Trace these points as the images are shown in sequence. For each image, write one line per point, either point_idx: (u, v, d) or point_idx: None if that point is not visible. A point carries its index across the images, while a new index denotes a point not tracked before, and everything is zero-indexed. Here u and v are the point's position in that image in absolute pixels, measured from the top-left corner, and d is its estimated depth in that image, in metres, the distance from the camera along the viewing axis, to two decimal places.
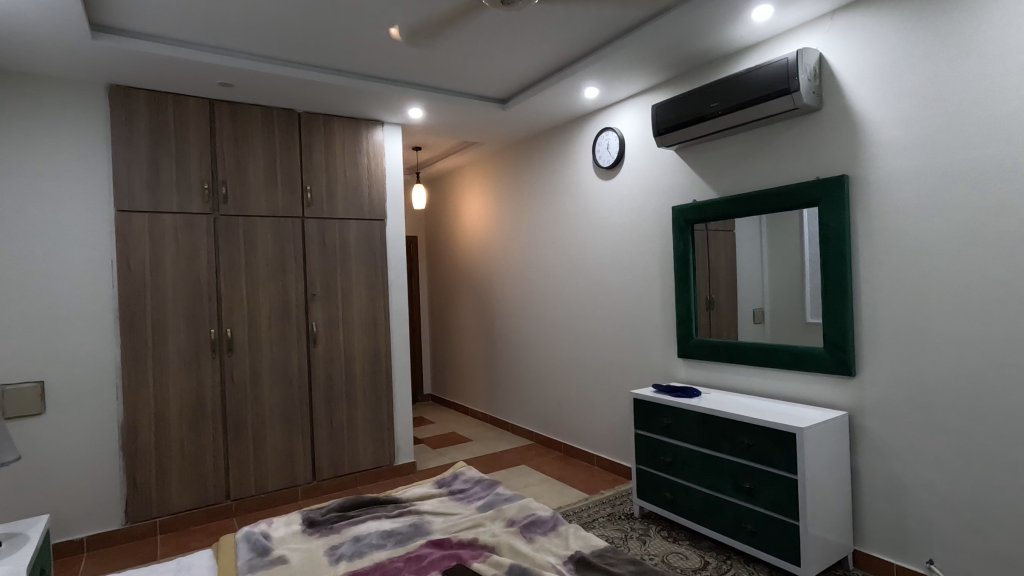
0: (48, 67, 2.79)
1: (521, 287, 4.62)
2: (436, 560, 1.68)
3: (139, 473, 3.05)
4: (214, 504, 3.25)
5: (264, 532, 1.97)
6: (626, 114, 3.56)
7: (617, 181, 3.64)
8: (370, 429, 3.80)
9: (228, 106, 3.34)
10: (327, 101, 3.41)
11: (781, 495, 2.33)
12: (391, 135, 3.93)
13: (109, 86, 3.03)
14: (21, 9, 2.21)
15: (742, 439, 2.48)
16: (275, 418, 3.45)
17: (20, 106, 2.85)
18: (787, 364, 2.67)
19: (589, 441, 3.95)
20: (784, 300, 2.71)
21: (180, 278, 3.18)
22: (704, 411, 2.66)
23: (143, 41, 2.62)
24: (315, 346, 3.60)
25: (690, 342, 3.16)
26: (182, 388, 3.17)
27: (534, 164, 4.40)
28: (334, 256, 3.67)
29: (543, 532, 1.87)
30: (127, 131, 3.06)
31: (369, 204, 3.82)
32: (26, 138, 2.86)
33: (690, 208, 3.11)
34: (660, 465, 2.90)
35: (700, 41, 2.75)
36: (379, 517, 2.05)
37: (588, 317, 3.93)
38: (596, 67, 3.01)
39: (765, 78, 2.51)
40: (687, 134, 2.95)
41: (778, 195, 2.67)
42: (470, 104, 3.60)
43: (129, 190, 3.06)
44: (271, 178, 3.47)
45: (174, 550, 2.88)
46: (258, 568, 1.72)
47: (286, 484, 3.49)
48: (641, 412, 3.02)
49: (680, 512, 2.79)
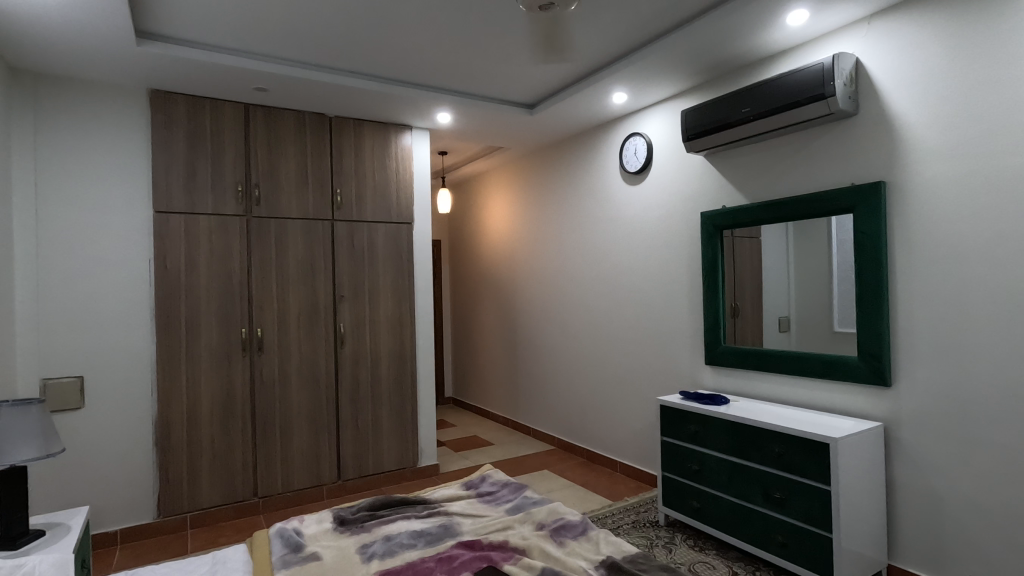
0: (93, 72, 2.88)
1: (545, 291, 4.62)
2: (468, 561, 1.69)
3: (171, 469, 3.12)
4: (242, 500, 3.31)
5: (296, 529, 1.99)
6: (654, 120, 3.55)
7: (644, 186, 3.63)
8: (394, 430, 3.83)
9: (262, 111, 3.41)
10: (359, 105, 3.47)
11: (813, 507, 2.28)
12: (419, 139, 3.98)
13: (150, 91, 3.12)
14: (72, 16, 2.30)
15: (772, 448, 2.45)
16: (302, 418, 3.49)
17: (65, 108, 2.94)
18: (818, 373, 2.63)
19: (613, 448, 3.92)
20: (815, 307, 2.67)
21: (213, 278, 3.24)
22: (733, 419, 2.63)
23: (184, 47, 2.69)
24: (342, 347, 3.64)
25: (718, 349, 3.13)
26: (213, 386, 3.23)
27: (560, 168, 4.40)
28: (362, 259, 3.72)
29: (573, 536, 1.87)
30: (166, 134, 3.14)
31: (397, 207, 3.87)
32: (71, 140, 2.95)
33: (718, 214, 3.09)
34: (687, 473, 2.87)
35: (733, 46, 2.73)
36: (409, 517, 2.07)
37: (613, 323, 3.91)
38: (626, 72, 3.01)
39: (799, 83, 2.48)
40: (717, 139, 2.94)
41: (810, 201, 2.64)
42: (499, 108, 3.63)
43: (166, 192, 3.14)
44: (302, 181, 3.53)
45: (205, 545, 2.94)
46: (292, 565, 1.75)
47: (311, 483, 3.52)
48: (667, 419, 3.00)
49: (707, 521, 2.76)
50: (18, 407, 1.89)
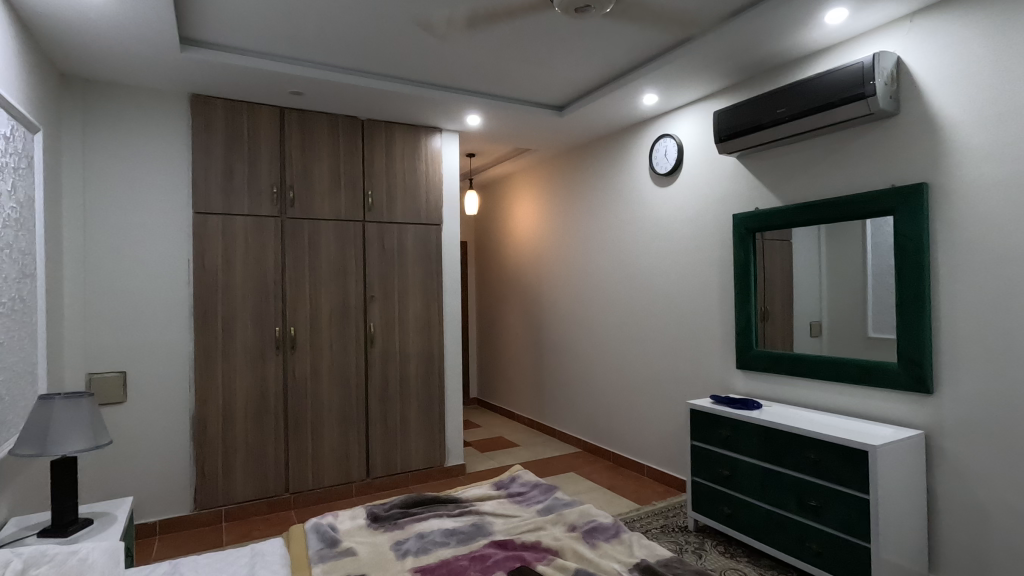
0: (139, 78, 2.99)
1: (572, 293, 4.62)
2: (501, 560, 1.70)
3: (207, 463, 3.20)
4: (274, 496, 3.37)
5: (331, 524, 2.03)
6: (685, 121, 3.53)
7: (674, 188, 3.60)
8: (422, 430, 3.87)
9: (297, 114, 3.48)
10: (391, 108, 3.52)
11: (850, 516, 2.23)
12: (448, 142, 4.03)
13: (191, 95, 3.22)
14: (122, 24, 2.39)
15: (808, 455, 2.40)
16: (333, 415, 3.55)
17: (112, 113, 3.05)
18: (855, 379, 2.57)
19: (640, 451, 3.89)
20: (852, 311, 2.62)
21: (249, 278, 3.32)
22: (766, 424, 2.59)
23: (224, 53, 2.77)
24: (372, 347, 3.70)
25: (750, 354, 3.08)
26: (248, 383, 3.31)
27: (588, 170, 4.40)
28: (392, 260, 3.78)
29: (605, 538, 1.86)
30: (206, 137, 3.23)
31: (427, 209, 3.92)
32: (117, 144, 3.06)
33: (751, 216, 3.04)
34: (717, 478, 2.84)
35: (769, 46, 2.70)
36: (441, 515, 2.09)
37: (641, 325, 3.89)
38: (658, 73, 3.00)
39: (837, 82, 2.44)
40: (750, 141, 2.91)
41: (848, 203, 2.58)
42: (528, 110, 3.65)
43: (205, 193, 3.23)
44: (335, 183, 3.59)
45: (239, 538, 3.01)
46: (328, 559, 1.78)
47: (341, 480, 3.58)
48: (698, 423, 2.97)
49: (738, 528, 2.72)
50: (70, 400, 1.96)
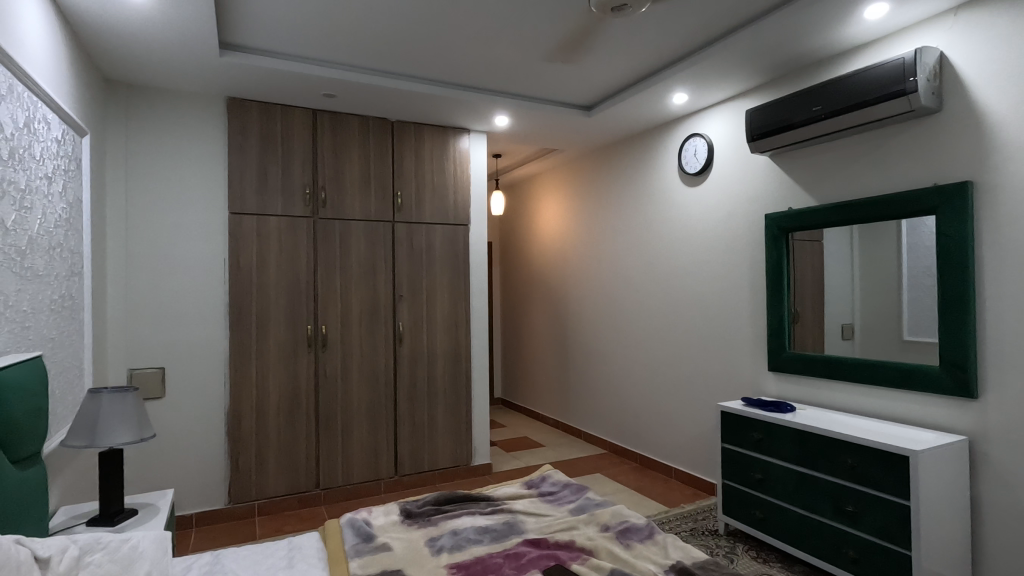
0: (179, 82, 3.08)
1: (599, 293, 4.60)
2: (535, 559, 1.70)
3: (241, 458, 3.28)
4: (305, 491, 3.43)
5: (366, 519, 2.06)
6: (716, 120, 3.49)
7: (704, 187, 3.56)
8: (449, 428, 3.90)
9: (329, 116, 3.54)
10: (420, 110, 3.56)
11: (889, 523, 2.18)
12: (476, 143, 4.05)
13: (228, 98, 3.30)
14: (165, 30, 2.46)
15: (844, 460, 2.36)
16: (362, 413, 3.60)
17: (152, 117, 3.14)
18: (894, 383, 2.51)
19: (668, 453, 3.85)
20: (891, 313, 2.56)
21: (282, 276, 3.39)
22: (800, 428, 2.55)
23: (261, 57, 2.84)
24: (400, 346, 3.74)
25: (782, 356, 3.03)
26: (281, 380, 3.37)
27: (616, 169, 4.38)
28: (420, 260, 3.82)
29: (639, 539, 1.85)
30: (241, 139, 3.31)
31: (455, 209, 3.95)
32: (158, 147, 3.15)
33: (784, 216, 2.99)
34: (750, 482, 2.80)
35: (804, 43, 2.65)
36: (473, 513, 2.10)
37: (669, 326, 3.86)
38: (689, 72, 2.97)
39: (876, 79, 2.39)
40: (783, 140, 2.86)
41: (887, 203, 2.53)
42: (557, 110, 3.65)
43: (241, 194, 3.31)
44: (365, 184, 3.64)
45: (272, 532, 3.07)
46: (365, 554, 1.81)
47: (370, 477, 3.62)
48: (729, 426, 2.93)
49: (771, 532, 2.68)
50: (117, 394, 2.03)
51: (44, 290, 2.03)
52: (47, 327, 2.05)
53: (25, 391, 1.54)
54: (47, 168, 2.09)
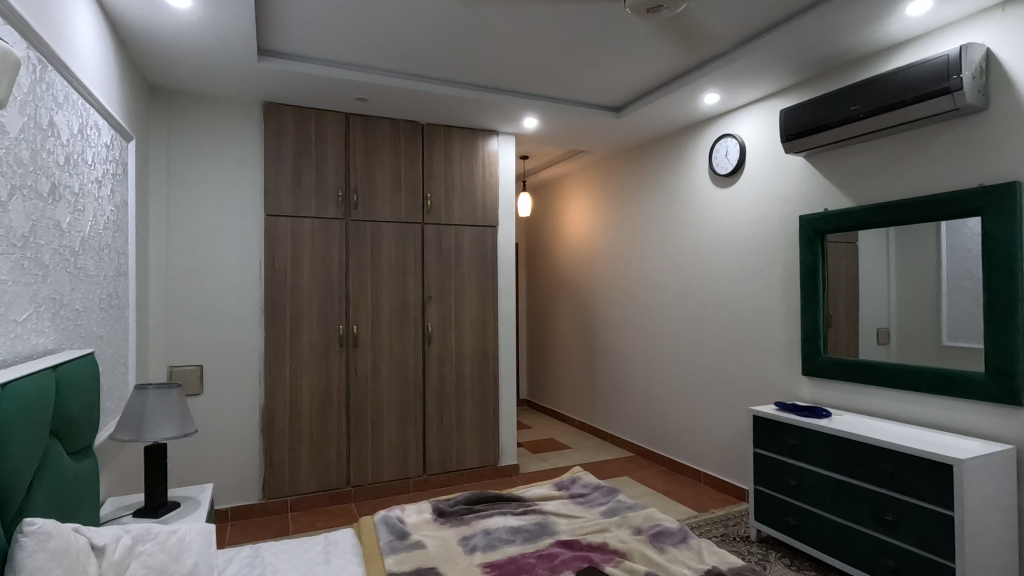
0: (218, 88, 3.17)
1: (626, 294, 4.58)
2: (569, 560, 1.71)
3: (275, 454, 3.35)
4: (336, 488, 3.49)
5: (399, 517, 2.09)
6: (748, 120, 3.44)
7: (736, 189, 3.52)
8: (477, 429, 3.93)
9: (361, 119, 3.60)
10: (450, 113, 3.60)
11: (932, 533, 2.12)
12: (505, 145, 4.08)
13: (264, 103, 3.38)
14: (206, 38, 2.54)
15: (884, 467, 2.30)
16: (392, 412, 3.65)
17: (193, 121, 3.24)
18: (936, 389, 2.44)
19: (697, 457, 3.81)
20: (932, 317, 2.49)
21: (315, 277, 3.46)
22: (837, 434, 2.50)
23: (297, 62, 2.90)
24: (429, 346, 3.78)
25: (817, 360, 2.96)
26: (313, 379, 3.44)
27: (644, 170, 4.35)
28: (449, 262, 3.86)
29: (673, 543, 1.83)
30: (277, 143, 3.39)
31: (483, 210, 3.98)
32: (199, 151, 3.25)
33: (820, 218, 2.94)
34: (783, 488, 2.75)
35: (842, 41, 2.60)
36: (505, 513, 2.11)
37: (699, 329, 3.81)
38: (722, 72, 2.94)
39: (919, 77, 2.33)
40: (819, 140, 2.81)
41: (929, 204, 2.46)
42: (586, 112, 3.64)
43: (276, 196, 3.38)
44: (396, 186, 3.70)
45: (304, 528, 3.13)
46: (399, 551, 1.83)
47: (399, 476, 3.67)
48: (762, 431, 2.88)
49: (805, 540, 2.63)
50: (161, 390, 2.10)
51: (95, 289, 2.12)
52: (97, 325, 2.13)
53: (81, 387, 1.61)
54: (98, 172, 2.18)
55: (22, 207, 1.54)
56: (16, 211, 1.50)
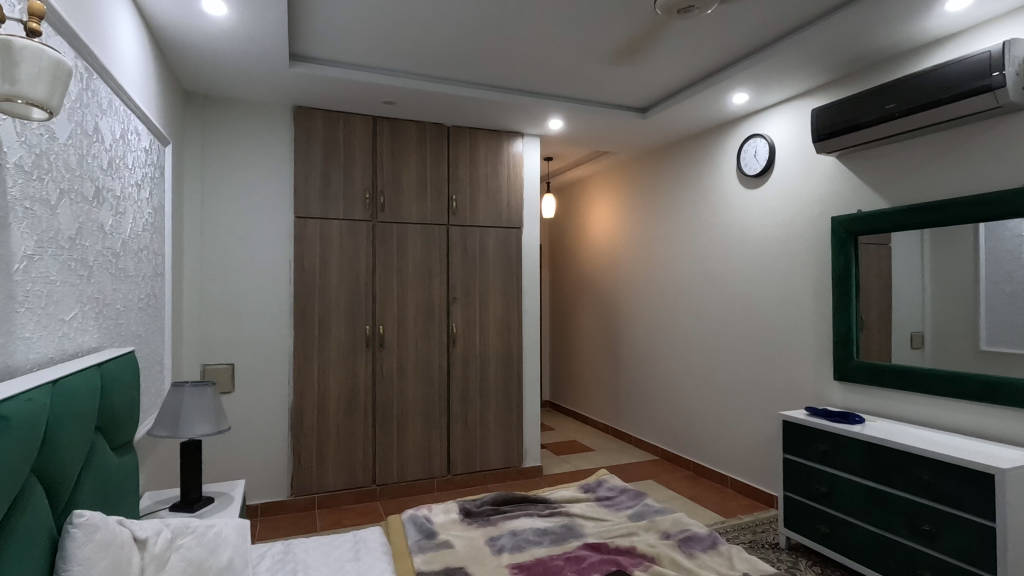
0: (251, 93, 3.24)
1: (651, 296, 4.54)
2: (597, 563, 1.70)
3: (303, 452, 3.40)
4: (362, 487, 3.53)
5: (426, 516, 2.11)
6: (778, 120, 3.39)
7: (765, 190, 3.47)
8: (501, 429, 3.94)
9: (388, 122, 3.65)
10: (476, 115, 3.62)
11: (971, 544, 2.05)
12: (530, 146, 4.08)
13: (294, 107, 3.45)
14: (240, 44, 2.60)
15: (920, 476, 2.24)
16: (417, 412, 3.68)
17: (225, 126, 3.32)
18: (977, 396, 2.37)
19: (724, 462, 3.75)
20: (972, 322, 2.41)
21: (343, 278, 3.51)
22: (871, 440, 2.44)
23: (327, 67, 2.95)
24: (454, 347, 3.81)
25: (849, 365, 2.89)
26: (340, 378, 3.49)
27: (670, 171, 4.31)
28: (473, 263, 3.88)
29: (703, 548, 1.81)
30: (306, 146, 3.45)
31: (508, 211, 3.99)
32: (231, 154, 3.33)
33: (853, 219, 2.87)
34: (814, 495, 2.70)
35: (877, 38, 2.55)
36: (531, 514, 2.12)
37: (727, 332, 3.76)
38: (751, 71, 2.90)
39: (958, 74, 2.26)
40: (852, 140, 2.75)
41: (969, 205, 2.39)
42: (612, 113, 3.63)
43: (306, 198, 3.44)
44: (422, 188, 3.73)
45: (331, 525, 3.18)
46: (427, 550, 1.85)
47: (423, 475, 3.70)
48: (793, 436, 2.83)
49: (837, 548, 2.57)
50: (197, 388, 2.15)
51: (134, 289, 2.18)
52: (136, 324, 2.20)
53: (124, 384, 1.66)
54: (137, 175, 2.25)
55: (70, 210, 1.60)
56: (64, 213, 1.56)
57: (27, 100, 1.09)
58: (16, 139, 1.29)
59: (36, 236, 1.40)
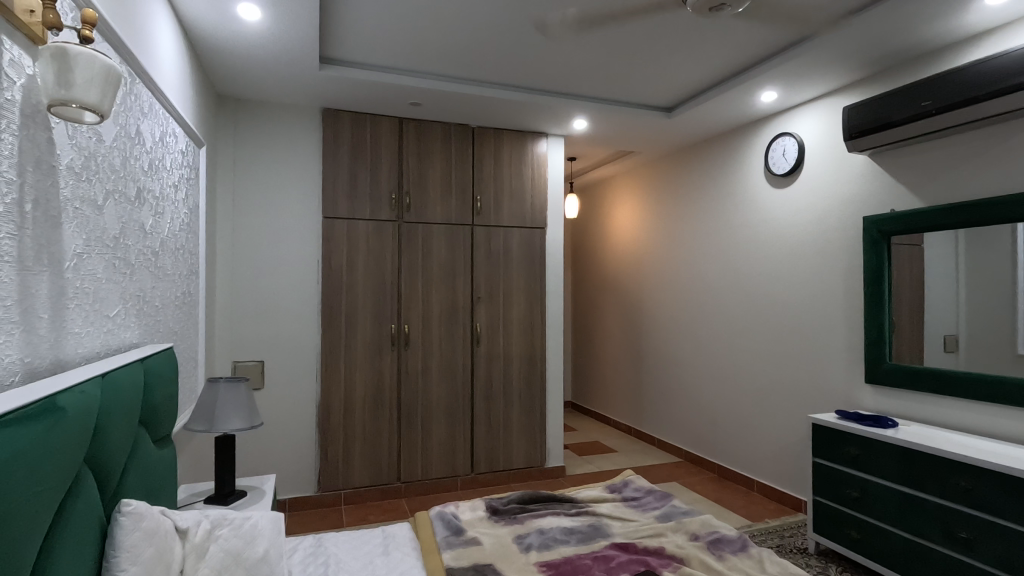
0: (281, 96, 3.31)
1: (676, 296, 4.50)
2: (626, 563, 1.70)
3: (329, 449, 3.46)
4: (387, 484, 3.58)
5: (454, 513, 2.13)
6: (807, 118, 3.33)
7: (794, 189, 3.41)
8: (524, 429, 3.95)
9: (414, 124, 3.69)
10: (500, 116, 3.64)
11: (1011, 553, 2.00)
12: (554, 146, 4.08)
13: (323, 110, 3.51)
14: (273, 48, 2.66)
15: (956, 482, 2.19)
16: (441, 410, 3.71)
17: (256, 128, 3.39)
18: (1017, 401, 2.30)
19: (750, 465, 3.71)
20: (1011, 325, 2.35)
21: (369, 278, 3.55)
22: (905, 445, 2.39)
23: (356, 69, 3.00)
24: (477, 346, 3.83)
25: (881, 367, 2.83)
26: (366, 376, 3.54)
27: (695, 171, 4.28)
28: (498, 263, 3.89)
29: (732, 551, 1.79)
30: (334, 148, 3.51)
31: (532, 211, 4.00)
32: (262, 156, 3.40)
33: (886, 218, 2.80)
34: (844, 499, 2.65)
35: (912, 34, 2.49)
36: (558, 513, 2.12)
37: (754, 333, 3.71)
38: (781, 69, 2.86)
39: (997, 70, 2.20)
40: (885, 138, 2.70)
41: (1009, 204, 2.32)
42: (637, 113, 3.61)
43: (334, 199, 3.50)
44: (447, 189, 3.76)
45: (357, 521, 3.22)
46: (456, 546, 1.87)
47: (447, 473, 3.72)
48: (822, 440, 2.78)
49: (869, 555, 2.52)
50: (231, 384, 2.21)
51: (171, 287, 2.25)
52: (173, 321, 2.27)
53: (164, 379, 1.71)
54: (175, 177, 2.31)
55: (114, 210, 1.65)
56: (109, 213, 1.61)
57: (81, 104, 1.14)
58: (68, 143, 1.34)
59: (84, 236, 1.45)
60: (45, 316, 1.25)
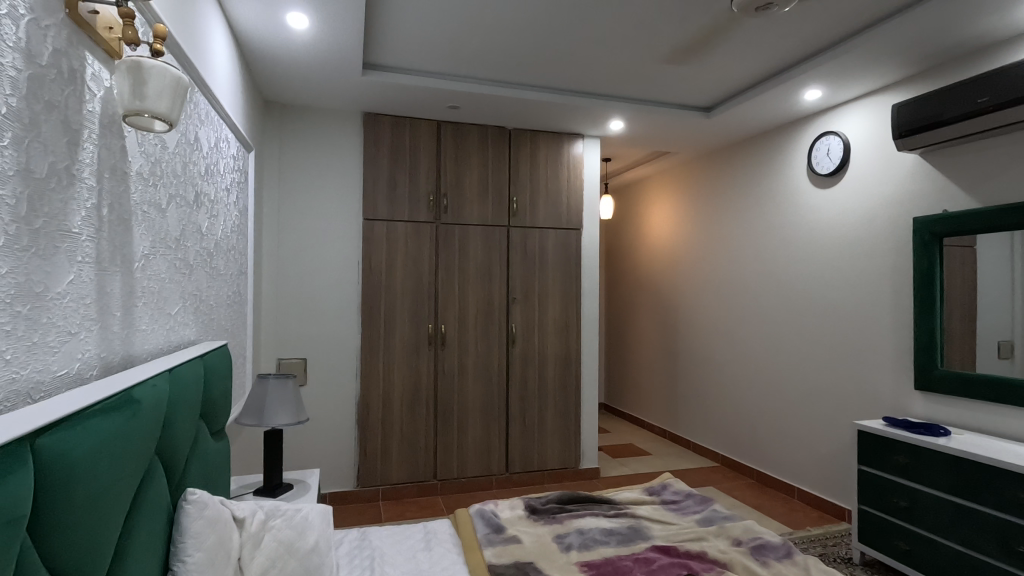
0: (324, 101, 3.40)
1: (714, 298, 4.44)
2: (667, 566, 1.69)
3: (368, 445, 3.54)
4: (424, 481, 3.64)
5: (493, 511, 2.15)
6: (853, 117, 3.25)
7: (838, 189, 3.33)
8: (559, 429, 3.96)
9: (451, 127, 3.74)
10: (537, 118, 3.66)
11: None
12: (590, 147, 4.08)
13: (364, 114, 3.59)
14: (318, 55, 2.75)
15: (1013, 493, 2.10)
16: (476, 409, 3.75)
17: (301, 132, 3.50)
18: None
19: (791, 471, 3.63)
20: None
21: (407, 278, 3.62)
22: (957, 454, 2.30)
23: (397, 74, 3.06)
24: (513, 346, 3.85)
25: (932, 373, 2.73)
26: (404, 375, 3.60)
27: (735, 171, 4.21)
28: (533, 264, 3.91)
29: (777, 557, 1.77)
30: (375, 151, 3.59)
31: (567, 212, 4.01)
32: (306, 160, 3.51)
33: (937, 219, 2.71)
34: (892, 509, 2.57)
35: (967, 29, 2.41)
36: (597, 514, 2.12)
37: (796, 336, 3.63)
38: (826, 66, 2.80)
39: None
40: (937, 137, 2.61)
41: None
42: (675, 112, 3.58)
43: (374, 201, 3.58)
44: (483, 190, 3.80)
45: (395, 517, 3.29)
46: (497, 543, 1.90)
47: (482, 472, 3.76)
48: (868, 447, 2.70)
49: (918, 567, 2.44)
50: (280, 380, 2.29)
51: (224, 287, 2.35)
52: (225, 319, 2.37)
53: (221, 374, 1.79)
54: (227, 181, 2.41)
55: (176, 213, 1.74)
56: (172, 217, 1.70)
57: (152, 113, 1.20)
58: (138, 149, 1.42)
59: (151, 238, 1.53)
60: (118, 314, 1.32)
